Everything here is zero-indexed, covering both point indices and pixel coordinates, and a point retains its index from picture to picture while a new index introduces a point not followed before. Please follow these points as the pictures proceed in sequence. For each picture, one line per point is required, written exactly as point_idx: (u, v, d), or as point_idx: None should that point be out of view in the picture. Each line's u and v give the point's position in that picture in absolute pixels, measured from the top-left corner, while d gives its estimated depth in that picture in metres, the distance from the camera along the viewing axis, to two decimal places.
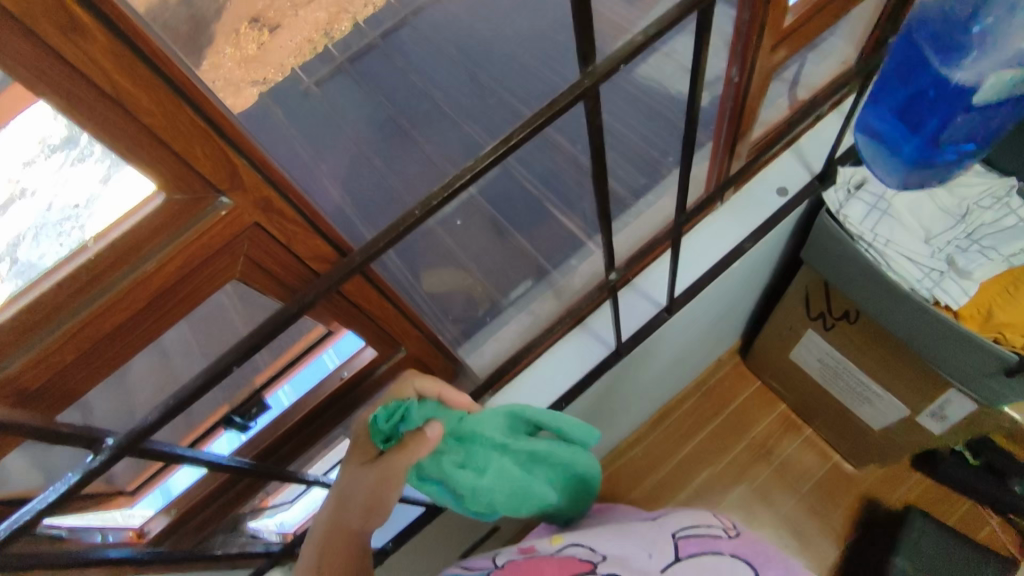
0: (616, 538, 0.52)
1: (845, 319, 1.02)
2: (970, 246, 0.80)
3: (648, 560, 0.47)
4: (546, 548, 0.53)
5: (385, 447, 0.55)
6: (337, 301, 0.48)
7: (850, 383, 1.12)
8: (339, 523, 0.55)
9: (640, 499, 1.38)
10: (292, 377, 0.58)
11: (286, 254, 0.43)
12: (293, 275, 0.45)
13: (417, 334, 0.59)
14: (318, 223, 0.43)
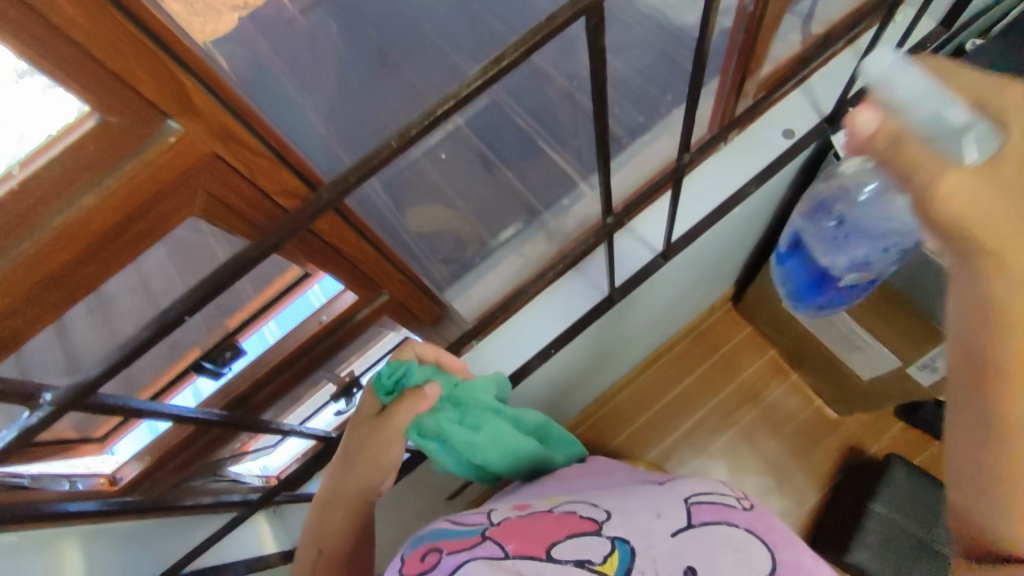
0: (622, 496, 0.50)
1: None
2: None
3: (657, 520, 0.45)
4: (543, 504, 0.52)
5: (388, 400, 0.58)
6: (311, 240, 0.44)
7: (841, 332, 1.11)
8: (349, 474, 0.57)
9: (627, 443, 1.40)
10: (278, 313, 0.54)
11: (254, 190, 0.39)
12: (265, 212, 0.41)
13: (401, 277, 0.56)
14: (288, 155, 0.39)
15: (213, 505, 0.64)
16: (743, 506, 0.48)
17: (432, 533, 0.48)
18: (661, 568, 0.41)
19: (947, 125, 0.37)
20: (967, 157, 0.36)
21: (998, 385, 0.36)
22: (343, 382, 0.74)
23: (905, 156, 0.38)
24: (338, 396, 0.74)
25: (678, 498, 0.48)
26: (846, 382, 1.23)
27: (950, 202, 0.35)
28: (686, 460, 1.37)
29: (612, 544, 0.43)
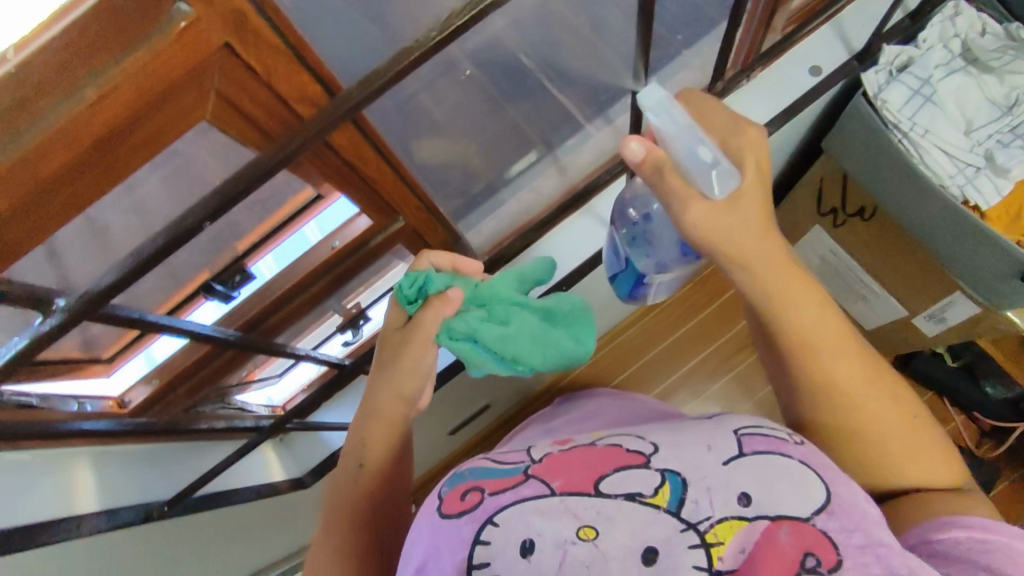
0: (669, 430, 0.49)
1: (858, 216, 0.98)
2: (1013, 140, 0.74)
3: (708, 454, 0.44)
4: (585, 438, 0.51)
5: (412, 310, 0.55)
6: (326, 154, 0.42)
7: (849, 280, 1.10)
8: (386, 385, 0.56)
9: (624, 383, 1.42)
10: (274, 249, 0.52)
11: (269, 94, 0.36)
12: (284, 121, 0.38)
13: (417, 202, 0.53)
14: (307, 58, 0.36)
15: (224, 430, 0.64)
16: (795, 440, 0.46)
17: (473, 470, 0.49)
18: (715, 494, 0.41)
19: (697, 164, 0.45)
20: (706, 189, 0.45)
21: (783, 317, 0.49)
22: (349, 314, 0.74)
23: (668, 184, 0.46)
24: (343, 327, 0.75)
25: (727, 429, 0.47)
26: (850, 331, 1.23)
27: (698, 223, 0.46)
28: (684, 402, 1.40)
29: (663, 476, 0.43)
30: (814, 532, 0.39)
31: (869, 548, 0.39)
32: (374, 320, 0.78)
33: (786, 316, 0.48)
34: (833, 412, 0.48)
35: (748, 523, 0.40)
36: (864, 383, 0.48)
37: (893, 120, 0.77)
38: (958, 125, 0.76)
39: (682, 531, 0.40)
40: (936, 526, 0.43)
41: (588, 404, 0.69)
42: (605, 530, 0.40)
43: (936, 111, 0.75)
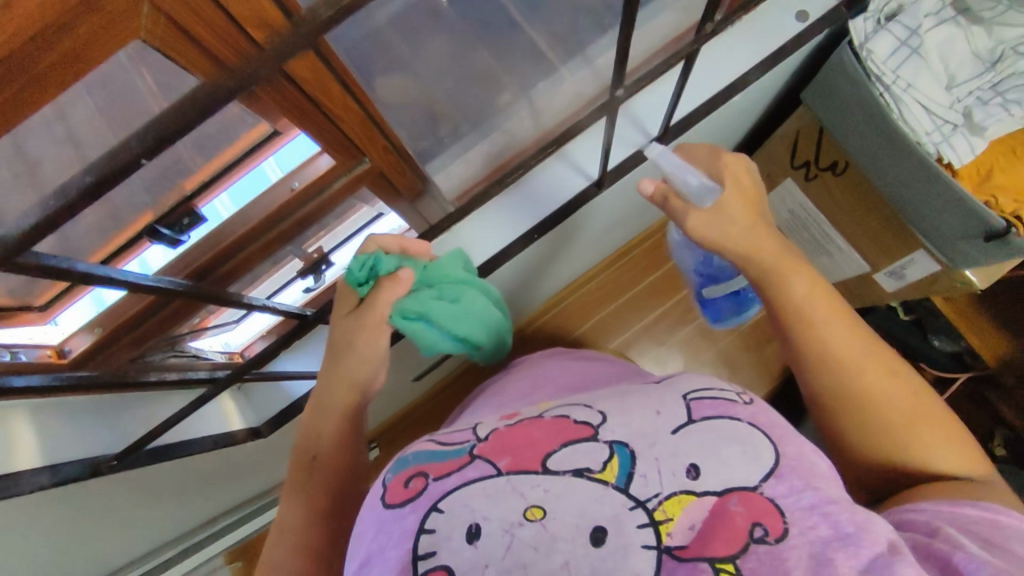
0: (617, 397, 0.50)
1: (830, 171, 0.98)
2: (993, 99, 0.73)
3: (657, 419, 0.45)
4: (532, 412, 0.51)
5: (363, 291, 0.57)
6: (284, 87, 0.37)
7: (815, 236, 1.11)
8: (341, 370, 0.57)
9: (588, 333, 1.45)
10: (230, 186, 0.48)
11: (213, 12, 0.31)
12: (235, 44, 0.34)
13: (387, 143, 0.50)
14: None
15: (178, 383, 0.60)
16: (744, 401, 0.47)
17: (417, 453, 0.49)
18: (663, 467, 0.42)
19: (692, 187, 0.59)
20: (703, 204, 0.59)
21: (776, 284, 0.55)
22: (311, 259, 0.70)
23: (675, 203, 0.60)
24: (305, 273, 0.72)
25: (677, 395, 0.47)
26: None
27: (696, 228, 0.58)
28: (645, 351, 1.44)
29: (611, 449, 0.43)
30: (761, 501, 0.40)
31: (816, 508, 0.39)
32: (336, 266, 0.75)
33: (786, 280, 0.54)
34: (828, 366, 0.51)
35: (696, 498, 0.40)
36: (864, 355, 0.51)
37: (876, 72, 0.75)
38: (940, 81, 0.74)
39: (631, 509, 0.40)
40: (949, 505, 0.44)
41: (541, 365, 0.68)
42: (552, 508, 0.40)
43: (921, 64, 0.74)
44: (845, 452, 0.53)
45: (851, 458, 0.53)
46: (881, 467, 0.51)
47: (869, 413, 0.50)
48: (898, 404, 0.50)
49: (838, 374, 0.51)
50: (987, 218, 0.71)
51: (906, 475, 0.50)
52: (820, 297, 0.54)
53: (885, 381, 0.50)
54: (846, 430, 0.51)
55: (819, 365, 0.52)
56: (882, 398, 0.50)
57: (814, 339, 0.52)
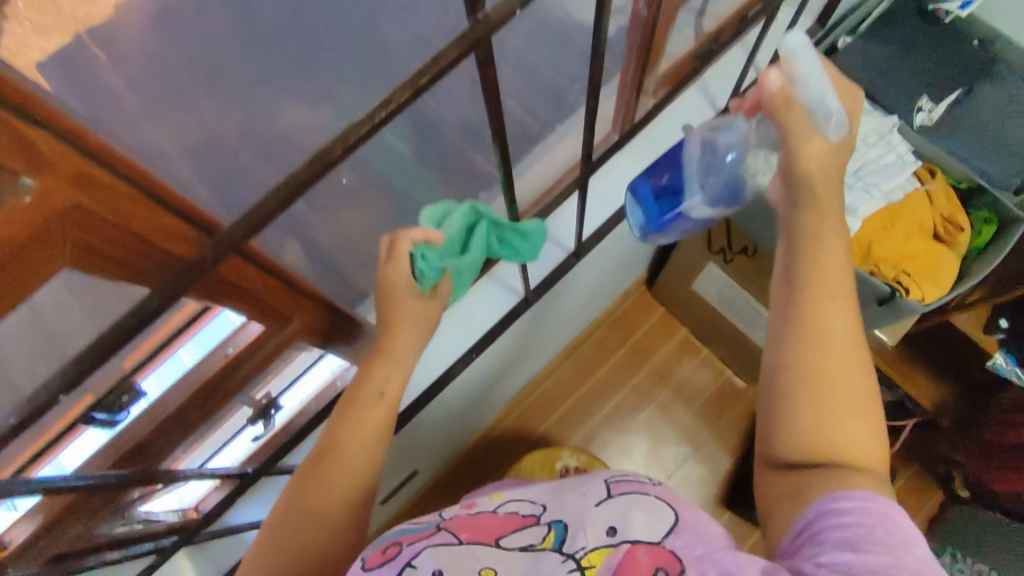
0: (555, 492, 0.56)
1: (744, 253, 1.07)
2: (856, 182, 0.83)
3: (584, 498, 0.52)
4: (488, 504, 0.56)
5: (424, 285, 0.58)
6: (213, 283, 0.43)
7: (744, 311, 1.19)
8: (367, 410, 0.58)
9: (552, 428, 1.47)
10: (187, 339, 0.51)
11: (137, 239, 0.37)
12: (164, 258, 0.40)
13: (309, 301, 0.55)
14: (166, 199, 0.38)
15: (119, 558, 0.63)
16: (653, 482, 0.55)
17: (393, 532, 0.52)
18: (588, 528, 0.47)
19: (829, 111, 0.56)
20: (826, 132, 0.57)
21: (820, 248, 0.56)
22: (260, 404, 0.72)
23: (797, 112, 0.56)
24: (255, 419, 0.72)
25: (600, 480, 0.55)
26: (755, 355, 1.33)
27: (811, 152, 0.56)
28: (609, 438, 1.46)
29: (548, 526, 0.49)
30: (665, 552, 0.43)
31: (706, 556, 0.43)
32: (285, 408, 0.77)
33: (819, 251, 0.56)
34: (821, 337, 0.52)
35: (614, 548, 0.44)
36: (852, 348, 0.52)
37: None
38: None
39: (563, 559, 0.44)
40: (828, 501, 0.45)
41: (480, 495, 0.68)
42: (501, 567, 0.44)
43: None
44: (775, 417, 0.52)
45: (777, 430, 0.52)
46: (796, 443, 0.50)
47: (822, 381, 0.51)
48: (848, 389, 0.51)
49: (816, 339, 0.52)
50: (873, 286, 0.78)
51: (815, 461, 0.49)
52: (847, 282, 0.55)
53: (853, 369, 0.51)
54: (792, 386, 0.51)
55: (805, 323, 0.53)
56: (840, 388, 0.50)
57: (817, 299, 0.53)
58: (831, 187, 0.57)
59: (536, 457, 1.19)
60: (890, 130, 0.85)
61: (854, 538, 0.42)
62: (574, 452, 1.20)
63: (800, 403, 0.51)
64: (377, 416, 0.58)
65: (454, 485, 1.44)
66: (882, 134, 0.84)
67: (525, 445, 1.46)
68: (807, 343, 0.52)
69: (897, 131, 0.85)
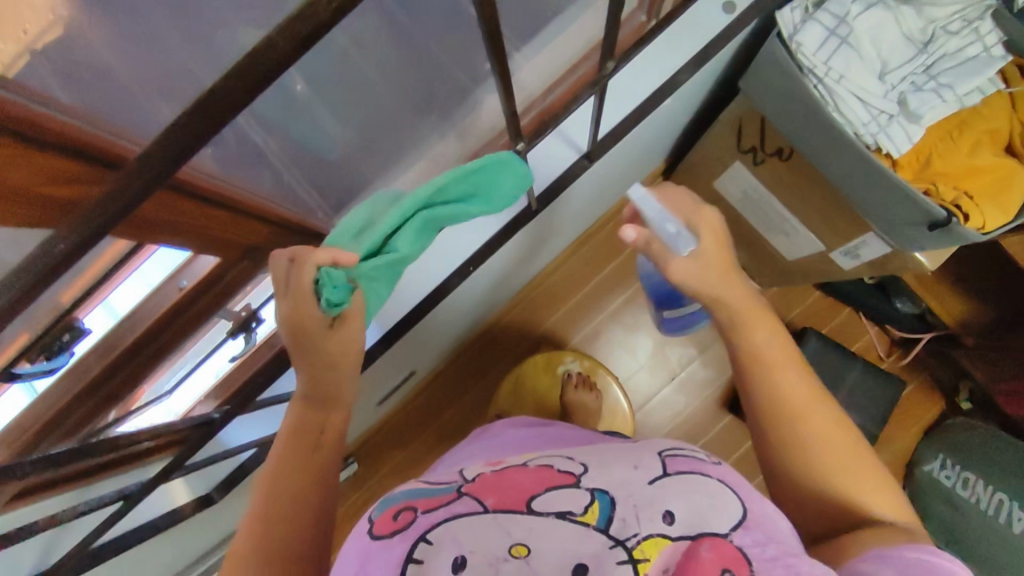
0: (598, 452, 0.53)
1: (777, 156, 0.94)
2: (926, 83, 0.71)
3: (635, 472, 0.48)
4: (516, 459, 0.53)
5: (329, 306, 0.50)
6: (137, 223, 0.36)
7: (770, 215, 1.08)
8: (301, 426, 0.53)
9: (556, 325, 1.44)
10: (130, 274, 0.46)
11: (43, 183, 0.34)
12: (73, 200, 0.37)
13: (260, 222, 0.48)
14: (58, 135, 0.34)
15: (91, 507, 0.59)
16: (713, 460, 0.52)
17: (404, 492, 0.49)
18: (643, 511, 0.44)
19: (671, 237, 0.56)
20: (679, 251, 0.57)
21: (748, 334, 0.57)
22: (240, 317, 0.68)
23: (657, 249, 0.58)
24: (235, 332, 0.69)
25: (652, 451, 0.52)
26: (775, 262, 1.25)
27: (679, 279, 0.57)
28: (614, 336, 1.44)
29: (592, 494, 0.45)
30: (732, 550, 0.43)
31: (780, 561, 0.42)
32: (266, 321, 0.73)
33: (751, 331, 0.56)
34: (792, 413, 0.53)
35: (671, 541, 0.43)
36: (813, 403, 0.54)
37: (808, 65, 0.71)
38: (873, 69, 0.71)
39: (610, 547, 0.42)
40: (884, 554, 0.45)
41: (495, 431, 0.65)
42: (535, 546, 0.42)
43: (851, 54, 0.70)
44: (797, 489, 0.53)
45: (802, 498, 0.53)
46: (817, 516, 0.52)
47: (808, 461, 0.53)
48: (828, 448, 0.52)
49: (783, 421, 0.53)
50: (927, 209, 0.69)
51: (849, 519, 0.51)
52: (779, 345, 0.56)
53: (825, 426, 0.53)
54: (800, 469, 0.53)
55: (765, 408, 0.55)
56: (829, 442, 0.52)
57: (766, 377, 0.55)
58: (721, 287, 0.57)
59: (538, 361, 1.17)
60: (981, 15, 0.71)
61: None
62: (577, 356, 1.17)
63: (803, 484, 0.53)
64: (337, 423, 0.55)
65: (455, 379, 1.44)
66: (969, 21, 0.71)
67: (528, 342, 1.44)
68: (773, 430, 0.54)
69: (991, 15, 0.70)
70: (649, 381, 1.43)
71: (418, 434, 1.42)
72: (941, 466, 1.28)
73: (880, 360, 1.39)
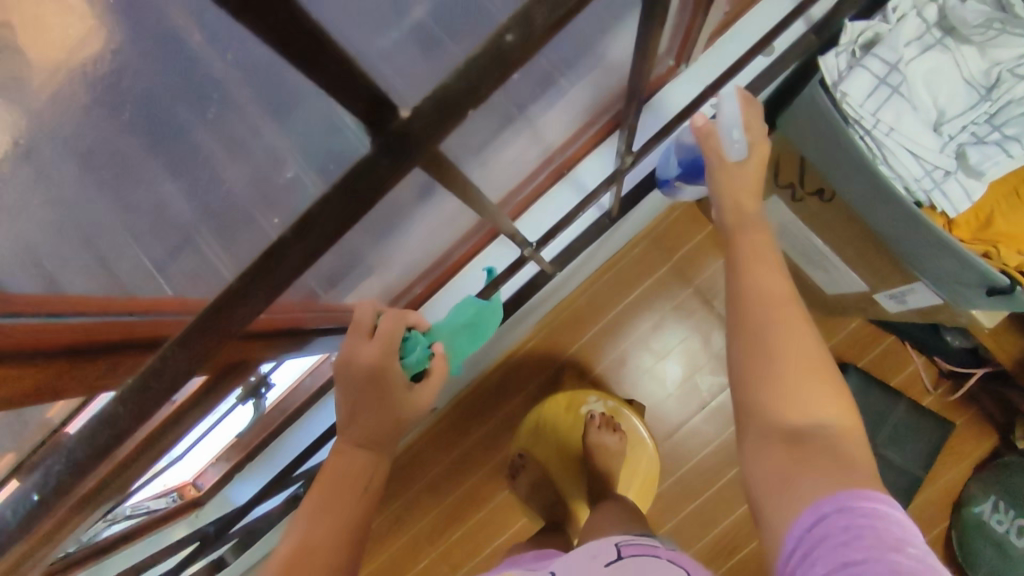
0: (569, 560, 0.54)
1: (816, 196, 0.87)
2: (990, 135, 0.64)
3: (593, 563, 0.51)
4: None
5: (411, 371, 0.48)
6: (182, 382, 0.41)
7: (809, 250, 1.01)
8: (348, 451, 0.45)
9: (581, 351, 1.40)
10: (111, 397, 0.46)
11: (22, 383, 0.34)
12: (75, 377, 0.37)
13: (258, 340, 0.44)
14: (22, 346, 0.33)
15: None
16: (665, 552, 0.55)
17: None
18: None
19: (733, 145, 0.57)
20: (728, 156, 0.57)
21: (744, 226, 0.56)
22: (250, 383, 0.65)
23: (712, 147, 0.58)
24: (246, 398, 0.66)
25: (610, 545, 0.55)
26: (816, 292, 1.19)
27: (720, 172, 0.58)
28: (641, 361, 1.39)
29: None
30: None
31: None
32: (277, 385, 0.71)
33: (740, 236, 0.55)
34: (757, 305, 0.50)
35: None
36: (779, 301, 0.50)
37: (853, 116, 0.65)
38: (927, 119, 0.64)
39: None
40: (811, 519, 0.40)
41: (505, 561, 0.64)
42: None
43: (903, 104, 0.64)
44: (744, 386, 0.48)
45: (747, 396, 0.48)
46: (762, 415, 0.46)
47: (757, 349, 0.48)
48: (791, 347, 0.47)
49: (754, 299, 0.50)
50: (980, 268, 0.62)
51: (783, 429, 0.45)
52: (757, 249, 0.54)
53: (783, 321, 0.49)
54: (748, 356, 0.48)
55: (738, 301, 0.51)
56: (779, 333, 0.48)
57: (743, 272, 0.53)
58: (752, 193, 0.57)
59: (560, 401, 1.13)
60: None
61: (851, 539, 0.38)
62: (601, 397, 1.12)
63: (743, 371, 0.49)
64: (385, 475, 0.47)
65: (478, 405, 1.40)
66: None
67: (551, 369, 1.40)
68: (738, 324, 0.50)
69: None
70: (679, 409, 1.38)
71: (440, 462, 1.40)
72: (992, 510, 1.19)
73: (924, 393, 1.30)
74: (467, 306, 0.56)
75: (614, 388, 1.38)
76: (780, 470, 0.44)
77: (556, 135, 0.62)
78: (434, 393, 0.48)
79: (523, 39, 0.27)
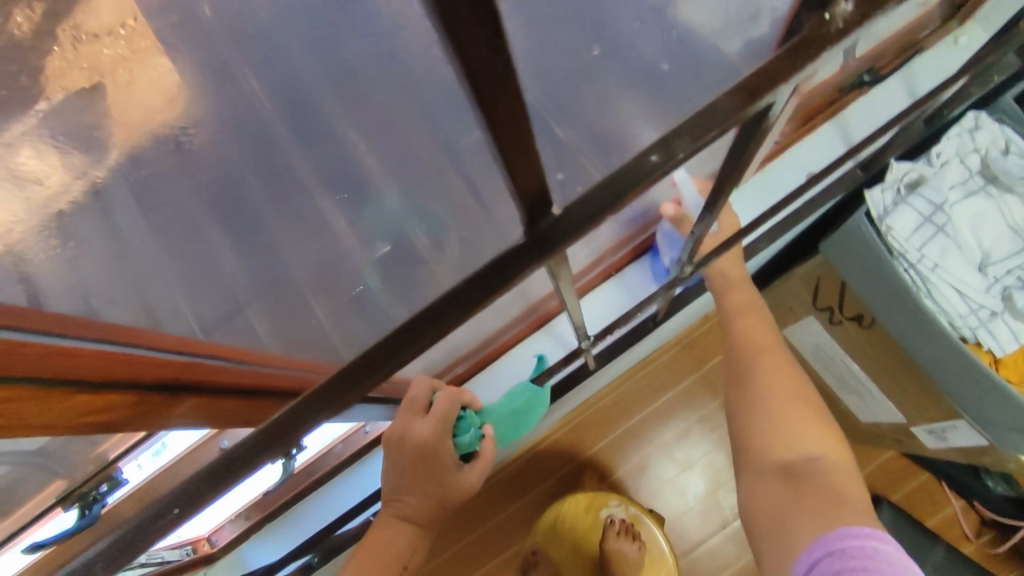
0: None
1: (855, 321, 0.88)
2: None
3: None
4: None
5: (463, 450, 0.49)
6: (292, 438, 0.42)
7: (842, 374, 1.01)
8: (392, 514, 0.47)
9: (603, 451, 1.37)
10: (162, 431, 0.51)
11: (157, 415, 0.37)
12: (144, 417, 0.36)
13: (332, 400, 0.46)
14: (101, 377, 0.32)
15: None
16: None
17: None
18: None
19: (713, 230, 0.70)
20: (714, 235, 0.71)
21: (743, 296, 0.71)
22: None
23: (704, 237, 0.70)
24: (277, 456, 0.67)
25: None
26: (849, 419, 1.17)
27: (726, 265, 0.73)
28: (664, 469, 1.35)
29: None
30: None
31: None
32: (308, 448, 0.72)
33: (744, 319, 0.69)
34: (759, 368, 0.63)
35: None
36: (778, 367, 0.63)
37: (898, 249, 0.68)
38: (972, 260, 0.66)
39: None
40: (806, 566, 0.46)
41: None
42: None
43: (947, 243, 0.66)
44: (751, 431, 0.59)
45: (752, 437, 0.59)
46: (764, 452, 0.57)
47: (754, 395, 0.61)
48: (780, 396, 0.60)
49: (754, 356, 0.65)
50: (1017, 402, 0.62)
51: (777, 461, 0.55)
52: (758, 329, 0.68)
53: (775, 378, 0.62)
54: (754, 407, 0.61)
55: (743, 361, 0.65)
56: (771, 386, 0.61)
57: (745, 343, 0.66)
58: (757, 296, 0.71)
59: (581, 500, 1.09)
60: None
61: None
62: (622, 502, 1.08)
63: (749, 419, 0.60)
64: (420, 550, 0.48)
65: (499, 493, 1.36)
66: None
67: (570, 467, 1.37)
68: (745, 391, 0.62)
69: None
70: (699, 525, 1.32)
71: (446, 551, 1.34)
72: None
73: (964, 540, 1.22)
74: (518, 392, 0.57)
75: (634, 494, 1.34)
76: (779, 500, 0.52)
77: (610, 237, 0.67)
78: (480, 475, 0.49)
79: (663, 161, 0.28)
